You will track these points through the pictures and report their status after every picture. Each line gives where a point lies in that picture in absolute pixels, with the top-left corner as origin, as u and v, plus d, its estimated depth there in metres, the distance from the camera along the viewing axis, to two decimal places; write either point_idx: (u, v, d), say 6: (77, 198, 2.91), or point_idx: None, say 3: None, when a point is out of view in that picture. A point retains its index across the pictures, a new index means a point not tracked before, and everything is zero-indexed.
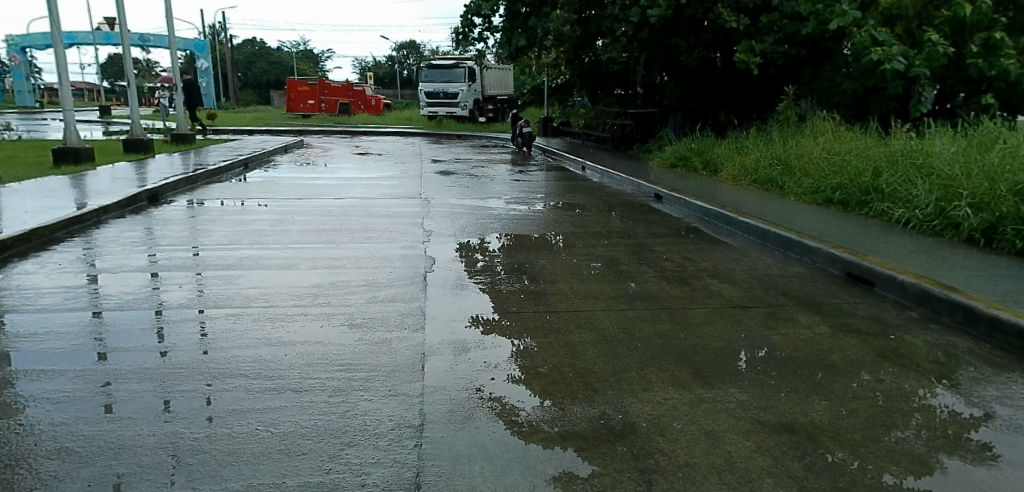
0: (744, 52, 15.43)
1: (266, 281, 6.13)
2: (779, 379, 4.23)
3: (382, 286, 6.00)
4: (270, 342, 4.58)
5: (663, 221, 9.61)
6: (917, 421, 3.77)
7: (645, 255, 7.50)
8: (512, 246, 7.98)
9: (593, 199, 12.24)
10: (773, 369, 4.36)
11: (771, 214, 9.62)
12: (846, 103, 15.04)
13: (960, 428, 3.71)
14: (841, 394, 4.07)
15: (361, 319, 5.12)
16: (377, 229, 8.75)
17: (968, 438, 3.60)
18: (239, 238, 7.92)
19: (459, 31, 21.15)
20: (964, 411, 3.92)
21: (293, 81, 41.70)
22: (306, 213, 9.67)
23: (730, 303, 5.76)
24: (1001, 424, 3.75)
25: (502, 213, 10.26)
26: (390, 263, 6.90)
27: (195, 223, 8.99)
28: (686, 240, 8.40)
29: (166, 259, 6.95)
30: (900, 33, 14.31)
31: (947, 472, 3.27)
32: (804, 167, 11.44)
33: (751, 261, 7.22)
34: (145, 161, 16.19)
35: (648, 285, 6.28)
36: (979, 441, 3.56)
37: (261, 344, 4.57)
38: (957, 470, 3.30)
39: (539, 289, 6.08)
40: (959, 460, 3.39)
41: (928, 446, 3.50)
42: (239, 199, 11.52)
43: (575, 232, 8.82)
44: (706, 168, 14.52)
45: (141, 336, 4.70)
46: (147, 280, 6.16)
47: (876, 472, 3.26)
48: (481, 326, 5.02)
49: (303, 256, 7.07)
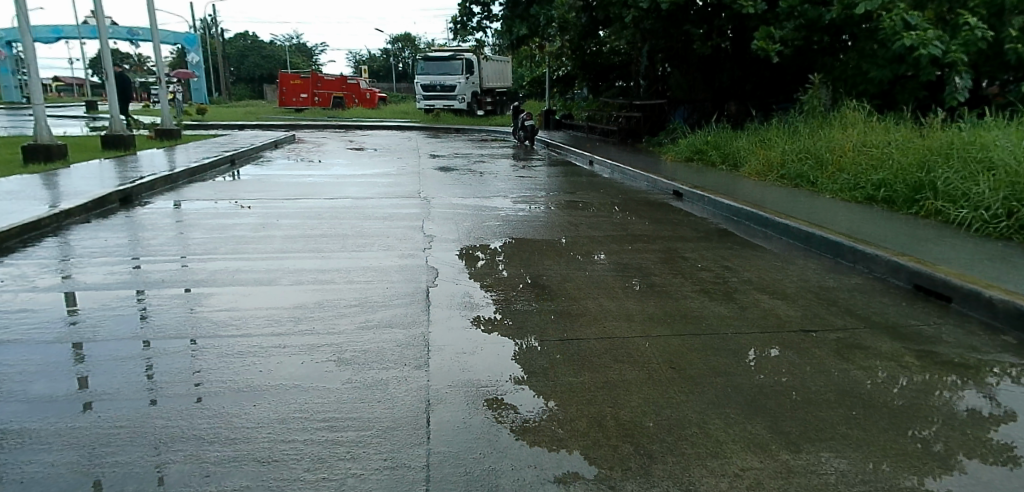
0: (763, 39, 14.65)
1: (245, 300, 5.22)
2: (867, 429, 3.38)
3: (379, 306, 5.11)
4: (243, 387, 3.65)
5: (688, 222, 8.70)
6: (931, 419, 3.50)
7: (677, 265, 6.58)
8: (527, 252, 7.07)
9: (605, 196, 11.33)
10: (860, 418, 3.49)
11: (808, 213, 8.71)
12: (871, 93, 14.34)
13: (980, 426, 3.43)
14: (934, 439, 3.30)
15: (352, 352, 4.19)
16: (371, 234, 7.83)
17: (983, 436, 3.34)
18: (219, 247, 7.01)
19: (457, 19, 20.18)
20: (985, 409, 3.62)
21: (286, 75, 40.81)
22: (293, 216, 8.77)
23: (790, 325, 4.87)
24: (1021, 421, 3.49)
25: (509, 214, 9.36)
26: (388, 276, 6.00)
27: (173, 228, 8.12)
28: (718, 244, 7.50)
29: (139, 273, 6.07)
30: (932, 17, 13.55)
31: (966, 471, 3.02)
32: (838, 161, 10.57)
33: (799, 272, 6.33)
34: (127, 159, 15.25)
35: (690, 301, 5.39)
36: (998, 441, 3.29)
37: (234, 389, 3.64)
38: (988, 476, 2.99)
39: (563, 308, 5.17)
40: (978, 461, 3.11)
41: (945, 445, 3.25)
42: (223, 199, 10.59)
43: (595, 236, 7.90)
44: (724, 162, 13.64)
45: (100, 377, 3.82)
46: (126, 300, 5.27)
47: (892, 473, 3.01)
48: (483, 325, 4.77)
49: (293, 268, 6.18)
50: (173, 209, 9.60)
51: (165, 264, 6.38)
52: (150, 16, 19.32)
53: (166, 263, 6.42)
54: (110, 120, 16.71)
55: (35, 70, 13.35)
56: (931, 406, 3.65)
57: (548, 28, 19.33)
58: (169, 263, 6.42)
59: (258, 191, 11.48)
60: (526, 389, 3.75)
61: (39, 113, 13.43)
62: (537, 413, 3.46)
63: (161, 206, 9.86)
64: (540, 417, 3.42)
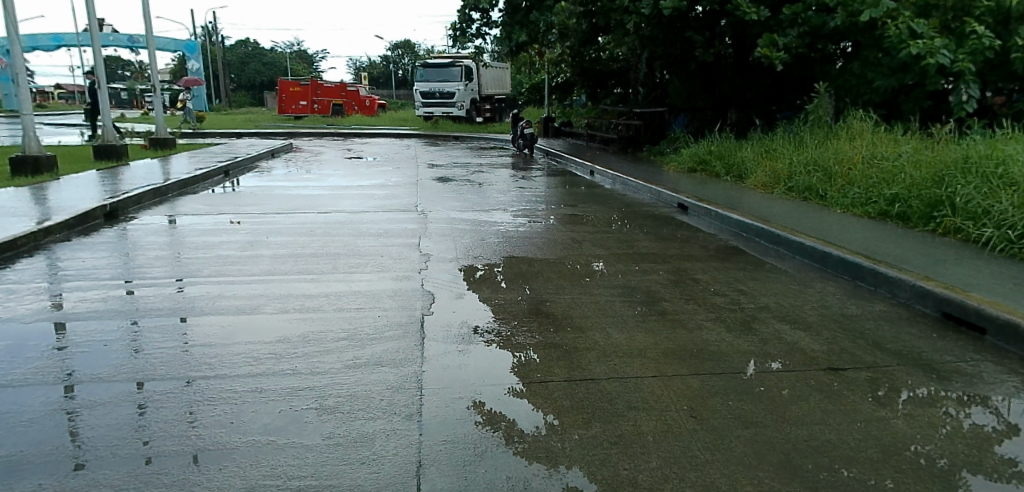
0: (766, 47, 14.23)
1: (231, 333, 4.82)
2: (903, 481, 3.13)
3: (369, 340, 4.69)
4: (223, 447, 3.30)
5: (697, 239, 8.32)
6: (929, 434, 3.58)
7: (688, 288, 6.18)
8: (527, 273, 6.67)
9: (608, 209, 10.95)
10: (895, 471, 3.21)
11: (820, 229, 8.33)
12: (876, 102, 13.96)
13: (982, 442, 3.49)
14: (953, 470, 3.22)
15: (335, 399, 3.81)
16: (365, 253, 7.45)
17: (987, 452, 3.39)
18: (205, 269, 6.63)
19: (456, 26, 19.82)
20: (989, 424, 3.70)
21: (284, 81, 40.42)
22: (284, 233, 8.39)
23: (815, 362, 4.49)
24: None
25: (510, 230, 8.98)
26: (380, 302, 5.59)
27: (161, 246, 7.75)
28: (730, 264, 7.12)
29: (131, 298, 5.70)
30: (938, 25, 13.18)
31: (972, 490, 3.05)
32: (847, 173, 10.21)
33: (818, 297, 5.93)
34: (118, 169, 14.89)
35: (704, 332, 5.00)
36: (1002, 456, 3.35)
37: (214, 450, 3.27)
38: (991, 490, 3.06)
39: (566, 342, 4.75)
40: (986, 479, 3.15)
41: (951, 462, 3.30)
42: (214, 213, 10.22)
43: (599, 255, 7.49)
44: (729, 173, 13.27)
45: (67, 430, 3.46)
46: (119, 332, 4.90)
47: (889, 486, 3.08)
48: (495, 342, 4.77)
49: (280, 294, 5.78)
50: (161, 224, 9.23)
51: (155, 288, 6.01)
52: (143, 23, 18.95)
53: (153, 287, 6.05)
54: (102, 129, 16.33)
55: (24, 78, 12.97)
56: (933, 421, 3.72)
57: (548, 34, 19.00)
58: (158, 287, 6.04)
59: (250, 205, 11.11)
60: (522, 399, 3.88)
61: (27, 123, 13.06)
62: (536, 426, 3.57)
63: (150, 221, 9.49)
64: (538, 429, 3.53)
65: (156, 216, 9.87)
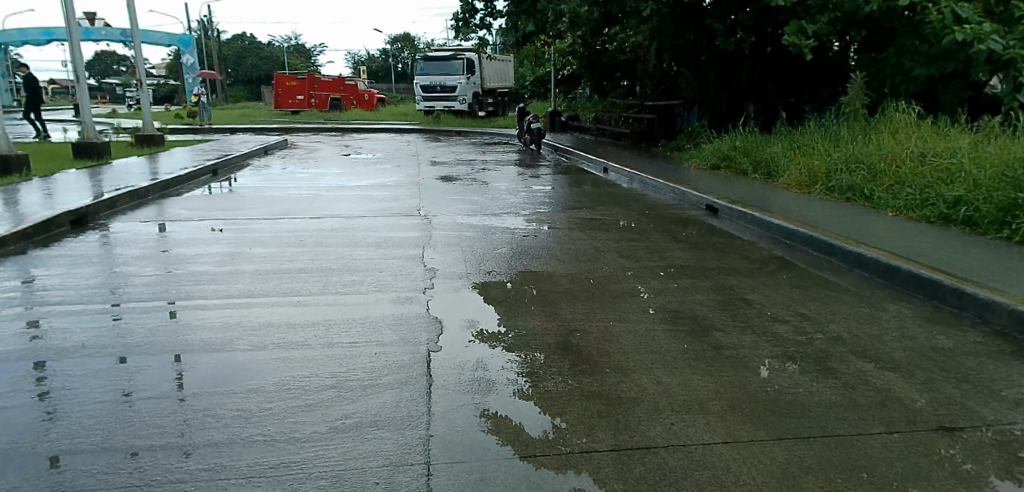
0: (794, 34, 13.18)
1: (217, 376, 3.94)
2: None
3: (369, 389, 3.79)
4: None
5: (736, 249, 7.41)
6: (971, 440, 3.36)
7: (740, 312, 5.26)
8: (548, 294, 5.73)
9: (627, 211, 10.03)
10: None
11: (876, 236, 7.37)
12: (913, 93, 13.09)
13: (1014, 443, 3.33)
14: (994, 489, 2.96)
15: (318, 482, 2.92)
16: (360, 268, 6.54)
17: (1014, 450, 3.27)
18: (176, 290, 5.75)
19: (459, 16, 18.85)
20: None
21: (281, 75, 39.39)
22: (270, 244, 7.48)
23: (924, 420, 3.55)
24: None
25: (523, 238, 8.06)
26: (379, 334, 4.70)
27: (128, 260, 6.85)
28: (781, 280, 6.19)
29: (118, 327, 4.84)
30: (981, 10, 12.25)
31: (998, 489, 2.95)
32: (897, 173, 9.29)
33: (898, 326, 5.00)
34: (100, 169, 13.98)
35: (774, 375, 4.06)
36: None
37: None
38: None
39: (609, 392, 3.81)
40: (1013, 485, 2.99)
41: (976, 466, 3.13)
42: (199, 218, 9.33)
43: (628, 269, 6.59)
44: (757, 171, 12.32)
45: None
46: (101, 373, 4.03)
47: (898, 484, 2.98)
48: (525, 366, 4.18)
49: (259, 323, 4.88)
50: (140, 232, 8.37)
51: (126, 316, 5.11)
52: (129, 15, 17.99)
53: (126, 313, 5.16)
54: (82, 126, 15.42)
55: None
56: (996, 438, 3.37)
57: (557, 24, 18.00)
58: (131, 314, 5.15)
59: (236, 208, 10.22)
60: (532, 412, 3.57)
61: None
62: (544, 430, 3.38)
63: (129, 228, 8.61)
64: (546, 434, 3.35)
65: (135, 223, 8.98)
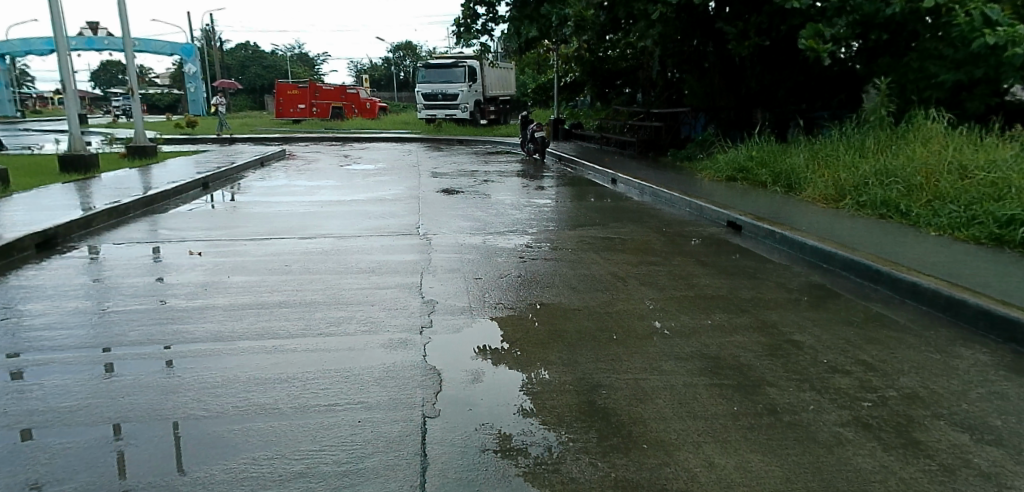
0: (811, 38, 12.40)
1: (210, 457, 3.23)
2: None
3: (367, 479, 3.03)
4: None
5: (769, 275, 6.63)
6: None
7: (793, 362, 4.48)
8: (565, 336, 4.93)
9: (643, 228, 9.27)
10: None
11: (924, 260, 6.58)
12: (939, 99, 12.31)
13: None
14: None
15: None
16: (349, 302, 5.76)
17: None
18: (138, 332, 4.99)
19: (460, 22, 18.17)
20: None
21: (282, 84, 38.71)
22: (250, 271, 6.72)
23: None
24: None
25: (533, 261, 7.30)
26: (371, 393, 3.93)
27: (89, 292, 6.09)
28: (828, 316, 5.40)
29: (109, 382, 4.11)
30: (1010, 11, 11.46)
31: None
32: (935, 186, 8.52)
33: (982, 379, 4.21)
34: (85, 183, 13.25)
35: (852, 454, 3.32)
36: None
37: None
38: None
39: (651, 482, 3.04)
40: None
41: None
42: (186, 238, 8.59)
43: (653, 301, 5.81)
44: (777, 183, 11.52)
45: None
46: (82, 448, 3.34)
47: None
48: (543, 442, 3.40)
49: (240, 378, 4.12)
50: (127, 255, 7.64)
51: (67, 370, 4.32)
52: (120, 21, 17.29)
53: (73, 365, 4.40)
54: (69, 138, 14.68)
55: None
56: None
57: (562, 29, 17.29)
58: (78, 366, 4.38)
59: (227, 226, 9.49)
60: None
61: None
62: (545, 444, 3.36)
63: (111, 251, 7.88)
64: (548, 450, 3.33)
65: (119, 245, 8.23)
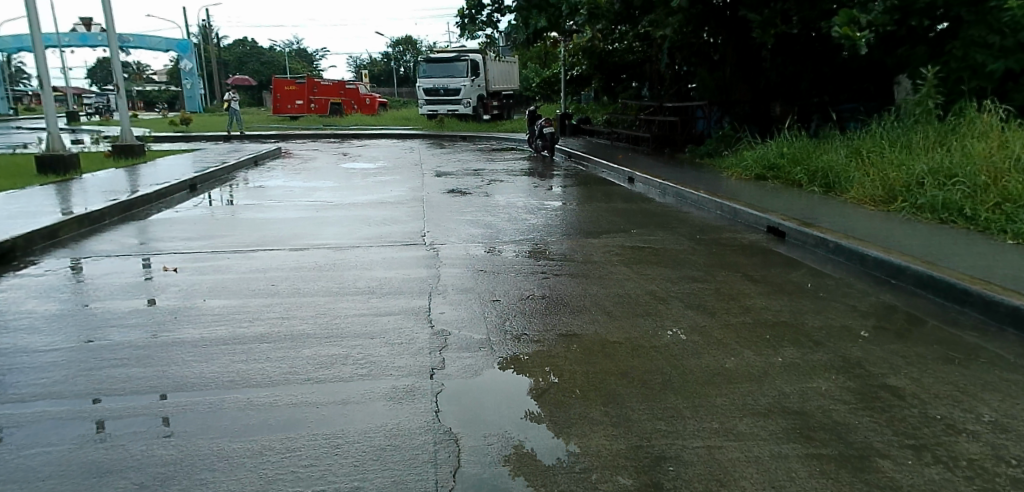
0: (845, 24, 11.40)
1: None
2: None
3: None
4: None
5: (833, 295, 5.69)
6: None
7: (900, 419, 3.54)
8: (606, 382, 4.00)
9: (672, 235, 8.35)
10: None
11: (1016, 274, 5.63)
12: (987, 89, 11.36)
13: None
14: None
15: None
16: (344, 334, 4.85)
17: None
18: (92, 380, 4.08)
19: (464, 13, 17.20)
20: None
21: (280, 80, 37.69)
22: (231, 293, 5.82)
23: None
24: None
25: (552, 278, 6.36)
26: (394, 469, 3.06)
27: (38, 323, 5.18)
28: (920, 351, 4.47)
29: (66, 453, 3.24)
30: None
31: None
32: (1003, 184, 7.58)
33: None
34: (65, 186, 12.35)
35: None
36: None
37: None
38: None
39: None
40: None
41: None
42: (164, 251, 7.66)
43: (706, 330, 4.87)
44: (813, 182, 10.59)
45: None
46: None
47: None
48: None
49: (223, 450, 3.24)
50: (108, 271, 6.78)
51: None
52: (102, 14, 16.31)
53: None
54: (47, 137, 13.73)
55: None
56: None
57: (572, 18, 16.29)
58: None
59: (213, 235, 8.59)
60: None
61: None
62: None
63: (83, 267, 6.98)
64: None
65: (92, 260, 7.33)
